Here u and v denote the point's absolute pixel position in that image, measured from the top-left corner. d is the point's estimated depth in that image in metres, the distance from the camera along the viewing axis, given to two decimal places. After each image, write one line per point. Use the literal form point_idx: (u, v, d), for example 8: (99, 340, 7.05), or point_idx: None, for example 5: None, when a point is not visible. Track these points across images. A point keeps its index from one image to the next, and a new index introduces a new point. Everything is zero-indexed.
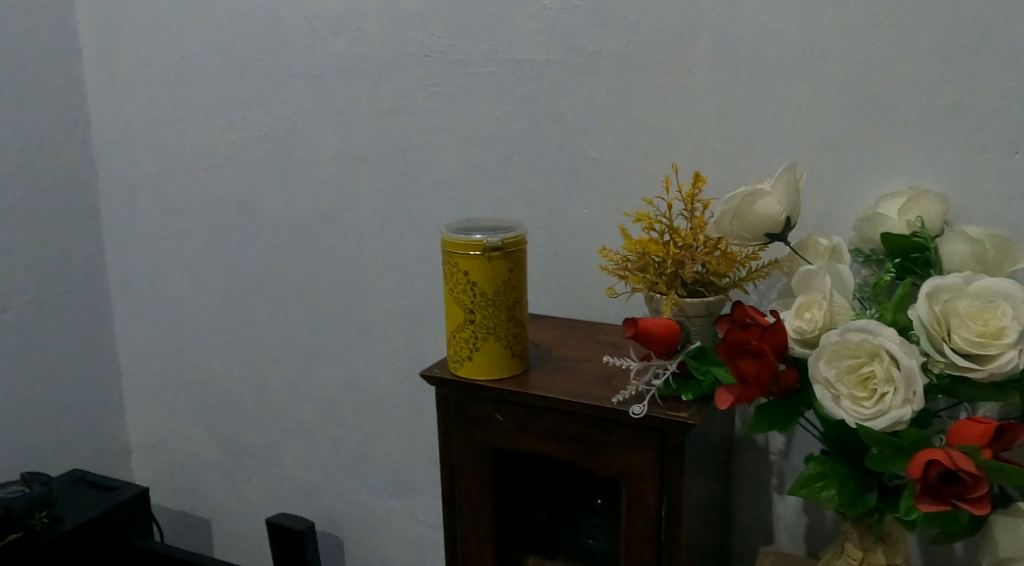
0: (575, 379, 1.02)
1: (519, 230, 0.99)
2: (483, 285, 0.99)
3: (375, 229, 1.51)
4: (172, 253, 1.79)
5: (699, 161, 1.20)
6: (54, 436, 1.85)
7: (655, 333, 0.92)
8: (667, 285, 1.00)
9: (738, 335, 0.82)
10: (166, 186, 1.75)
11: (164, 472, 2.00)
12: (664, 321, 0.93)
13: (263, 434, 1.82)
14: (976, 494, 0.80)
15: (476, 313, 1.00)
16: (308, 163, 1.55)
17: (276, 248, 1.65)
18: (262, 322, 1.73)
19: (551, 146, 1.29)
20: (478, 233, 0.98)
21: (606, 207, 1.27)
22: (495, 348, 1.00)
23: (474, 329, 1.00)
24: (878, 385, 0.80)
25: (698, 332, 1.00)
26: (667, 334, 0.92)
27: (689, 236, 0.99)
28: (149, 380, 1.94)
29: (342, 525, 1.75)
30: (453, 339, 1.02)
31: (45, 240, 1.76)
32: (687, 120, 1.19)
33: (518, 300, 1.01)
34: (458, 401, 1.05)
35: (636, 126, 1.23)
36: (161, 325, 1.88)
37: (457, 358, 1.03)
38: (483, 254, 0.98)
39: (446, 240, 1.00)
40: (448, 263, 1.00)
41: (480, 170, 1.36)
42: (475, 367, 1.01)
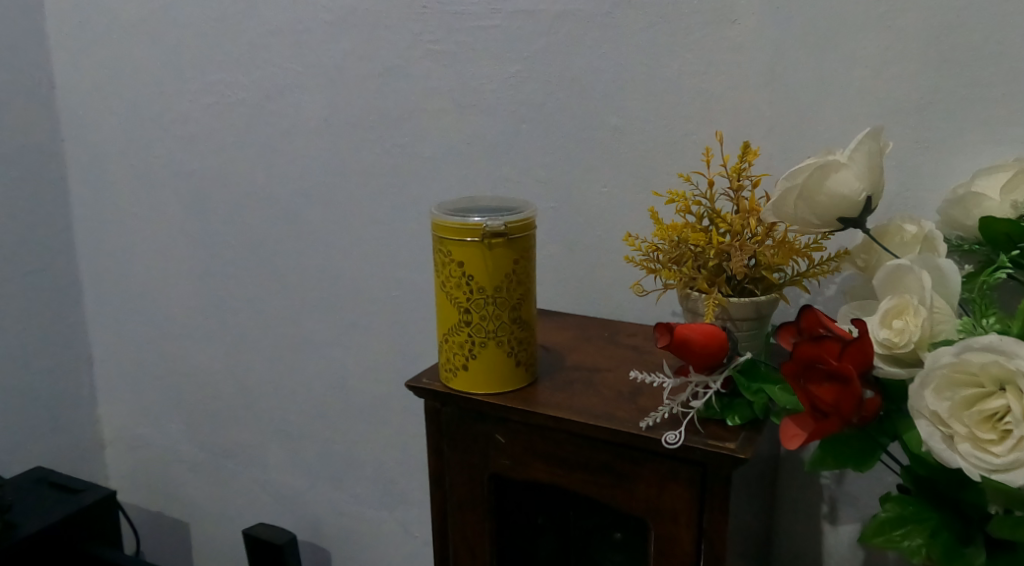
0: (592, 396, 0.83)
1: (526, 213, 0.80)
2: (481, 280, 0.79)
3: (364, 208, 1.32)
4: (143, 233, 1.62)
5: (745, 131, 1.00)
6: (17, 431, 1.68)
7: (696, 343, 0.73)
8: (707, 281, 0.82)
9: (810, 351, 0.62)
10: (136, 157, 1.56)
11: (140, 470, 1.84)
12: (706, 327, 0.74)
13: (245, 434, 1.65)
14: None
15: (472, 314, 0.81)
16: (290, 133, 1.36)
17: (256, 228, 1.46)
18: (242, 311, 1.55)
19: (566, 112, 1.10)
20: (475, 216, 0.78)
21: (634, 184, 1.08)
22: (495, 356, 0.82)
23: (471, 333, 0.81)
24: (1012, 426, 0.63)
25: (744, 339, 0.82)
26: (712, 345, 0.73)
27: (736, 220, 0.81)
28: (123, 371, 1.78)
29: (329, 537, 1.58)
30: (445, 345, 0.84)
31: (5, 215, 1.59)
32: (732, 81, 1.00)
33: (525, 298, 0.81)
34: (450, 419, 0.87)
35: (670, 89, 1.03)
36: (134, 313, 1.71)
37: (450, 367, 0.84)
38: (482, 242, 0.78)
39: (436, 222, 0.80)
40: (439, 251, 0.81)
41: (484, 140, 1.17)
42: (471, 380, 0.83)
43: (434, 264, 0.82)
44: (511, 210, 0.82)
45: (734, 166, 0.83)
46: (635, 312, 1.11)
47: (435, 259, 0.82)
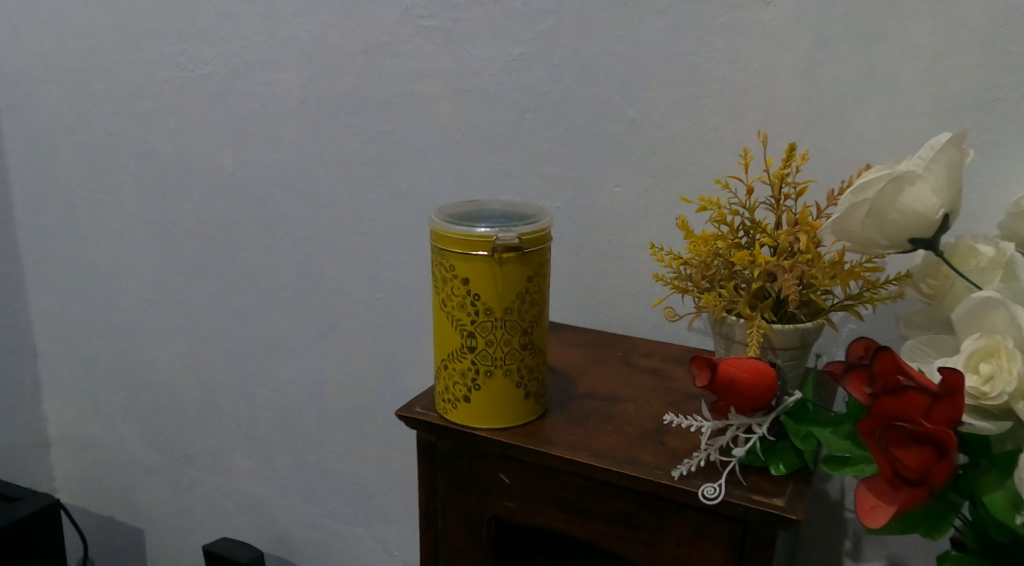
0: (614, 434, 0.72)
1: (543, 222, 0.69)
2: (489, 299, 0.68)
3: (343, 201, 1.20)
4: (97, 218, 1.48)
5: (778, 129, 0.90)
6: None
7: (742, 384, 0.63)
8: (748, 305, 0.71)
9: (896, 412, 0.58)
10: (87, 136, 1.43)
11: (94, 471, 1.72)
12: (754, 363, 0.63)
13: (209, 438, 1.53)
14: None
15: (477, 338, 0.70)
16: (261, 115, 1.24)
17: (222, 218, 1.34)
18: (206, 307, 1.43)
19: (573, 103, 0.99)
20: (485, 224, 0.67)
21: (649, 186, 0.97)
22: (503, 387, 0.71)
23: (476, 360, 0.70)
24: None
25: (786, 370, 0.72)
26: (759, 386, 0.63)
27: (783, 236, 0.70)
28: (76, 367, 1.65)
29: (300, 552, 1.47)
30: (443, 372, 0.73)
31: None
32: (765, 72, 0.89)
33: (538, 320, 0.71)
34: (447, 455, 0.76)
35: (693, 80, 0.93)
36: (87, 305, 1.57)
37: (449, 397, 0.73)
38: (493, 256, 0.67)
39: (437, 230, 0.69)
40: (441, 264, 0.69)
41: (480, 130, 1.05)
42: (473, 413, 0.72)
43: (433, 278, 0.71)
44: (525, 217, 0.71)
45: (777, 172, 0.73)
46: (646, 325, 1.01)
47: (434, 273, 0.71)
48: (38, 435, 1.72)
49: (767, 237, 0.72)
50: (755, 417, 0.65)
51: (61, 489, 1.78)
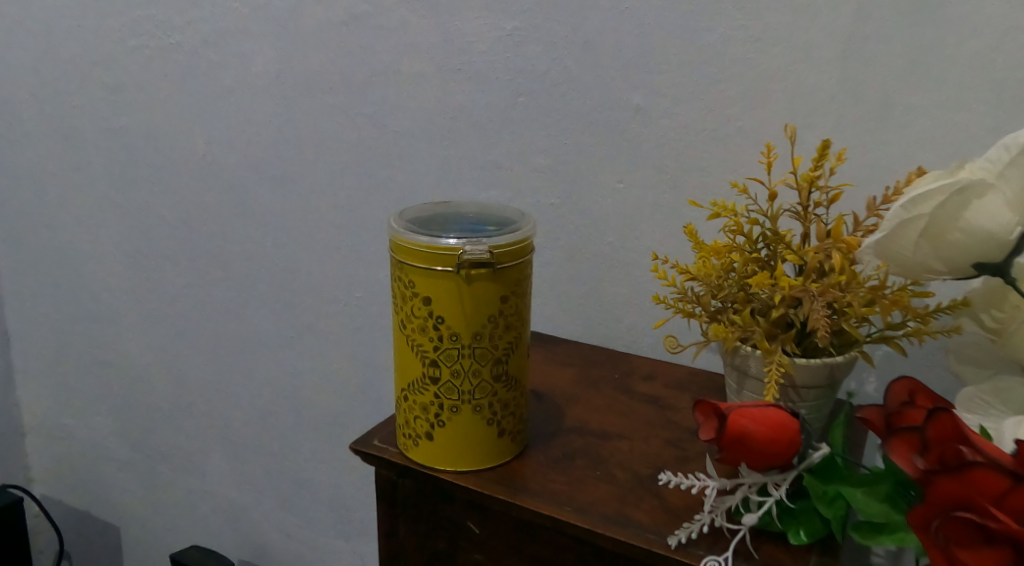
0: (604, 483, 0.62)
1: (521, 231, 0.59)
2: (455, 322, 0.58)
3: (321, 189, 1.09)
4: (66, 198, 1.37)
5: (807, 119, 0.78)
6: None
7: (756, 439, 0.53)
8: (767, 335, 0.60)
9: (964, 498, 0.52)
10: (54, 109, 1.31)
11: (67, 464, 1.63)
12: (773, 412, 0.54)
13: (183, 437, 1.43)
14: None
15: (440, 368, 0.60)
16: (234, 90, 1.12)
17: (194, 203, 1.23)
18: (179, 298, 1.32)
19: (574, 86, 0.87)
20: (451, 234, 0.58)
21: (659, 183, 0.86)
22: (470, 425, 0.61)
23: (439, 394, 0.60)
24: None
25: (807, 410, 0.61)
26: (778, 443, 0.53)
27: (810, 253, 0.59)
28: (47, 355, 1.55)
29: (276, 560, 1.38)
30: (402, 408, 0.63)
31: None
32: (793, 54, 0.77)
33: (514, 347, 0.61)
34: (407, 497, 0.65)
35: (709, 63, 0.81)
36: (57, 290, 1.47)
37: (409, 436, 0.63)
38: (459, 270, 0.58)
39: (396, 240, 0.60)
40: (400, 280, 0.60)
41: (469, 115, 0.94)
42: (436, 456, 0.62)
43: (391, 297, 0.62)
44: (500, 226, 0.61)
45: (807, 176, 0.61)
46: (649, 340, 0.90)
47: (392, 291, 0.61)
48: (11, 424, 1.63)
49: (792, 254, 0.60)
50: (774, 476, 0.56)
51: (35, 481, 1.69)
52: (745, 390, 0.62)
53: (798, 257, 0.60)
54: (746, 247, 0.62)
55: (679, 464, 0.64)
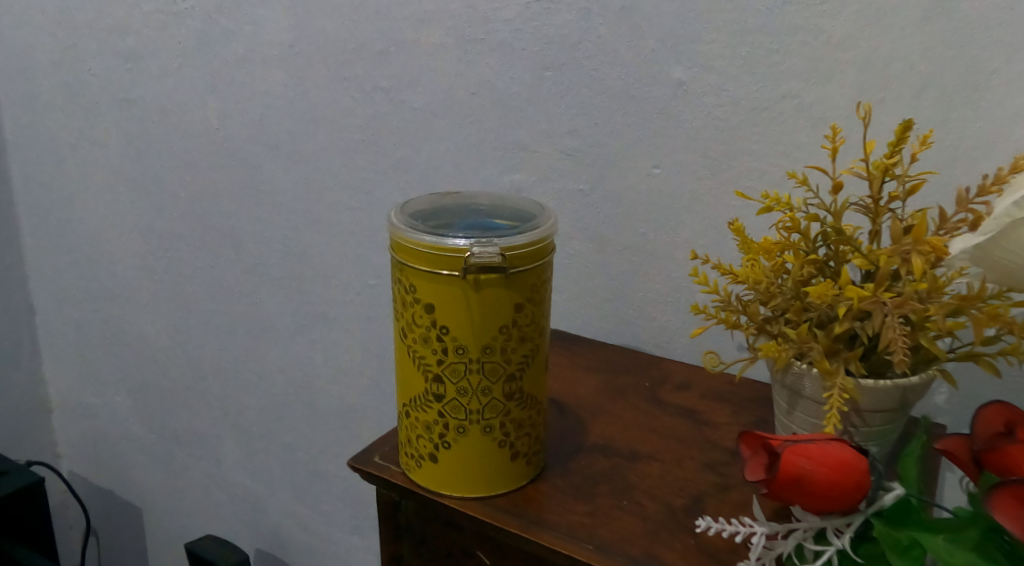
0: (632, 519, 0.58)
1: (535, 233, 0.57)
2: (461, 331, 0.57)
3: (336, 169, 1.02)
4: (83, 170, 1.32)
5: (874, 93, 0.69)
6: None
7: (815, 483, 0.48)
8: (828, 351, 0.52)
9: None
10: (70, 75, 1.25)
11: (88, 441, 1.59)
12: (838, 454, 0.48)
13: (199, 422, 1.38)
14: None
15: (446, 382, 0.58)
16: (246, 60, 1.05)
17: (206, 178, 1.16)
18: (193, 279, 1.26)
19: (610, 58, 0.79)
20: (459, 237, 0.55)
21: (702, 167, 0.77)
22: (478, 443, 0.59)
23: (444, 409, 0.58)
24: None
25: (873, 440, 0.54)
26: (840, 487, 0.48)
27: (883, 257, 0.51)
28: (68, 331, 1.51)
29: (293, 551, 1.34)
30: (405, 422, 0.61)
31: None
32: (862, 18, 0.68)
33: (524, 360, 0.59)
34: (416, 520, 0.63)
35: (766, 28, 0.71)
36: (75, 266, 1.42)
37: (412, 455, 0.61)
38: (467, 277, 0.56)
39: (397, 240, 0.58)
40: (401, 285, 0.58)
41: (493, 90, 0.86)
42: (440, 476, 0.60)
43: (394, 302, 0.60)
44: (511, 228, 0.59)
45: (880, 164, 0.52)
46: (682, 342, 0.82)
47: (396, 297, 0.59)
48: (37, 399, 1.59)
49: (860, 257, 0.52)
50: (834, 521, 0.52)
51: (62, 456, 1.66)
52: (796, 411, 0.54)
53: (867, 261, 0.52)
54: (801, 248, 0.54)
55: (717, 493, 0.60)
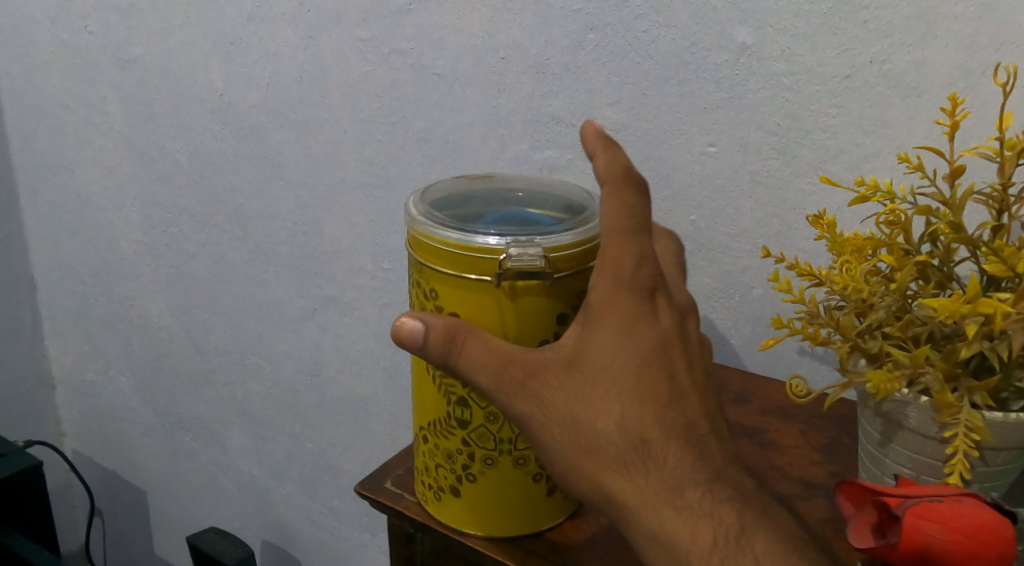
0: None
1: (582, 231, 0.55)
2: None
3: (349, 141, 0.93)
4: (84, 136, 1.23)
5: (989, 53, 0.61)
6: None
7: (947, 553, 0.47)
8: (947, 373, 0.51)
9: None
10: (68, 32, 1.16)
11: (92, 420, 1.52)
12: (973, 520, 0.47)
13: (204, 406, 1.31)
14: (568, 417, 0.53)
15: (470, 408, 0.57)
16: (252, 19, 0.95)
17: (210, 148, 1.07)
18: (197, 256, 1.18)
19: (663, 19, 0.70)
20: (495, 237, 0.54)
21: (770, 141, 0.69)
22: (506, 474, 0.58)
23: (468, 437, 0.57)
24: None
25: (994, 477, 0.53)
26: (977, 559, 0.47)
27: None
28: (70, 307, 1.43)
29: (300, 547, 1.27)
30: (425, 448, 0.60)
31: None
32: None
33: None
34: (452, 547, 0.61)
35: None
36: (75, 238, 1.34)
37: (430, 487, 0.61)
38: (501, 283, 0.54)
39: (421, 236, 0.56)
40: (426, 291, 0.57)
41: (526, 55, 0.77)
42: (458, 511, 0.59)
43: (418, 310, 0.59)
44: (549, 219, 0.57)
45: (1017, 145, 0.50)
46: (735, 344, 0.75)
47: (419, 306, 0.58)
48: (39, 375, 1.52)
49: (991, 256, 0.50)
50: None
51: (65, 435, 1.59)
52: (893, 444, 0.54)
53: (1001, 266, 0.49)
54: (904, 249, 0.54)
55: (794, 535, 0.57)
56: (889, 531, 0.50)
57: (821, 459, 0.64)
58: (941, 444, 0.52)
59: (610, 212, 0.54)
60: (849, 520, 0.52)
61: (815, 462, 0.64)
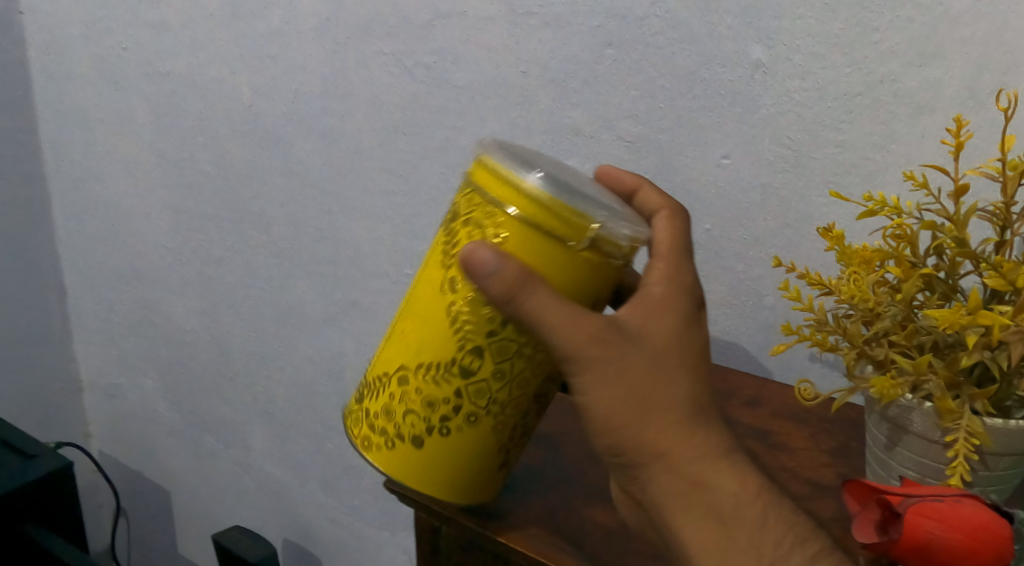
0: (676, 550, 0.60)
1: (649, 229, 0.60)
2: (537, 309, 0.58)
3: (372, 152, 0.96)
4: (114, 146, 1.27)
5: (996, 77, 0.64)
6: None
7: (947, 549, 0.49)
8: (948, 380, 0.53)
9: None
10: (101, 46, 1.20)
11: (118, 422, 1.55)
12: (972, 519, 0.49)
13: (227, 408, 1.34)
14: (636, 376, 0.57)
15: (472, 362, 0.60)
16: (279, 33, 0.98)
17: (236, 157, 1.10)
18: (222, 261, 1.21)
19: (679, 36, 0.72)
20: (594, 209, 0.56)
21: (782, 154, 0.71)
22: (484, 434, 0.61)
23: (453, 392, 0.60)
24: None
25: (994, 483, 0.54)
26: (976, 555, 0.49)
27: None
28: (98, 311, 1.46)
29: (321, 545, 1.30)
30: (394, 388, 0.62)
31: None
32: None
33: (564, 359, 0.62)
34: (469, 539, 0.65)
35: (869, 4, 0.65)
36: (104, 245, 1.38)
37: (383, 430, 0.62)
38: (587, 249, 0.56)
39: (513, 178, 0.57)
40: (494, 224, 0.58)
41: (545, 69, 0.79)
42: (410, 458, 0.62)
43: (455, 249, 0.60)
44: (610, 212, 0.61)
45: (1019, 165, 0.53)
46: (748, 349, 0.77)
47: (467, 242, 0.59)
48: (68, 378, 1.55)
49: (994, 271, 0.52)
50: None
51: (92, 436, 1.62)
52: (898, 448, 0.56)
53: (1003, 280, 0.52)
54: (910, 261, 0.56)
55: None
56: (891, 527, 0.52)
57: (830, 460, 0.66)
58: (943, 449, 0.54)
59: (665, 228, 0.62)
60: (853, 516, 0.54)
61: (823, 464, 0.66)
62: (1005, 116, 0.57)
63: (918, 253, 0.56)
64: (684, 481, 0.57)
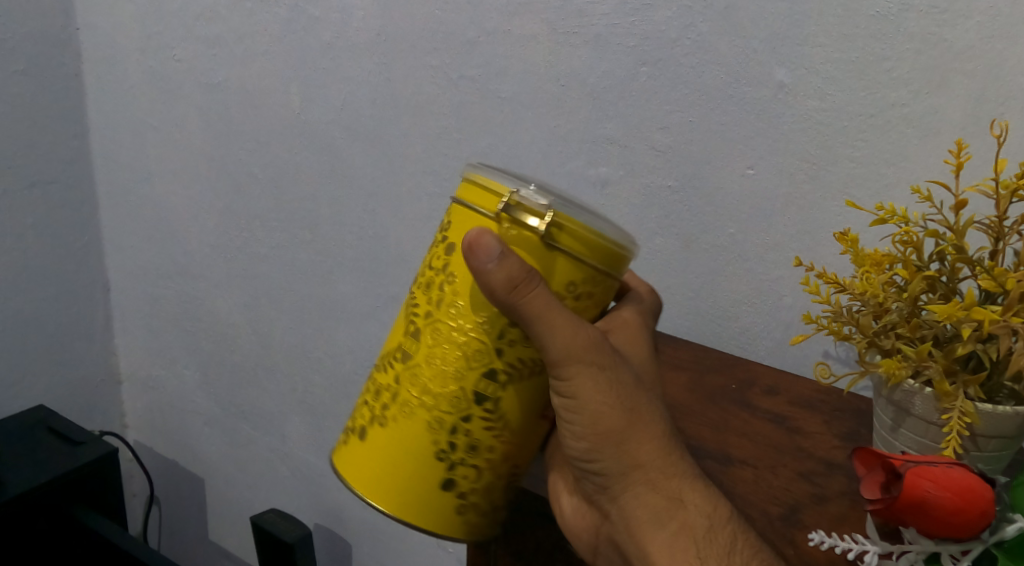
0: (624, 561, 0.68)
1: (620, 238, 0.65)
2: (475, 290, 0.64)
3: (417, 156, 1.03)
4: (164, 150, 1.34)
5: (994, 108, 0.70)
6: (25, 362, 1.45)
7: (940, 506, 0.56)
8: (945, 369, 0.60)
9: None
10: (157, 56, 1.27)
11: (155, 413, 1.62)
12: (964, 480, 0.56)
13: (265, 397, 1.40)
14: (614, 392, 0.64)
15: (440, 359, 0.65)
16: (330, 48, 1.05)
17: (284, 162, 1.18)
18: (266, 258, 1.28)
19: (709, 58, 0.79)
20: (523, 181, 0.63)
21: (803, 168, 0.77)
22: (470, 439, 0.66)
23: (410, 370, 0.66)
24: None
25: (984, 459, 0.61)
26: (964, 512, 0.56)
27: (1014, 280, 0.57)
28: (140, 306, 1.53)
29: (352, 529, 1.37)
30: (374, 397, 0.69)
31: (13, 113, 1.32)
32: (989, 30, 0.69)
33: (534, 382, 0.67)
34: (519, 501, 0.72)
35: (883, 34, 0.72)
36: (151, 243, 1.45)
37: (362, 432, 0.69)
38: (502, 214, 0.62)
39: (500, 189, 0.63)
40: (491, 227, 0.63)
41: (584, 83, 0.86)
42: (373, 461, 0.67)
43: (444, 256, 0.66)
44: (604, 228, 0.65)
45: (1011, 184, 0.60)
46: (767, 343, 0.84)
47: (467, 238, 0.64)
48: (109, 370, 1.62)
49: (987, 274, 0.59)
50: (948, 547, 0.58)
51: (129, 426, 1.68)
52: (902, 429, 0.63)
53: (994, 283, 0.58)
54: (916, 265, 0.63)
55: (814, 504, 0.67)
56: (894, 487, 0.58)
57: (841, 443, 0.73)
58: (941, 429, 0.61)
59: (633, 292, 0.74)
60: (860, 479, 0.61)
61: (835, 446, 0.72)
62: (1000, 140, 0.64)
63: (922, 257, 0.63)
64: (666, 495, 0.65)
